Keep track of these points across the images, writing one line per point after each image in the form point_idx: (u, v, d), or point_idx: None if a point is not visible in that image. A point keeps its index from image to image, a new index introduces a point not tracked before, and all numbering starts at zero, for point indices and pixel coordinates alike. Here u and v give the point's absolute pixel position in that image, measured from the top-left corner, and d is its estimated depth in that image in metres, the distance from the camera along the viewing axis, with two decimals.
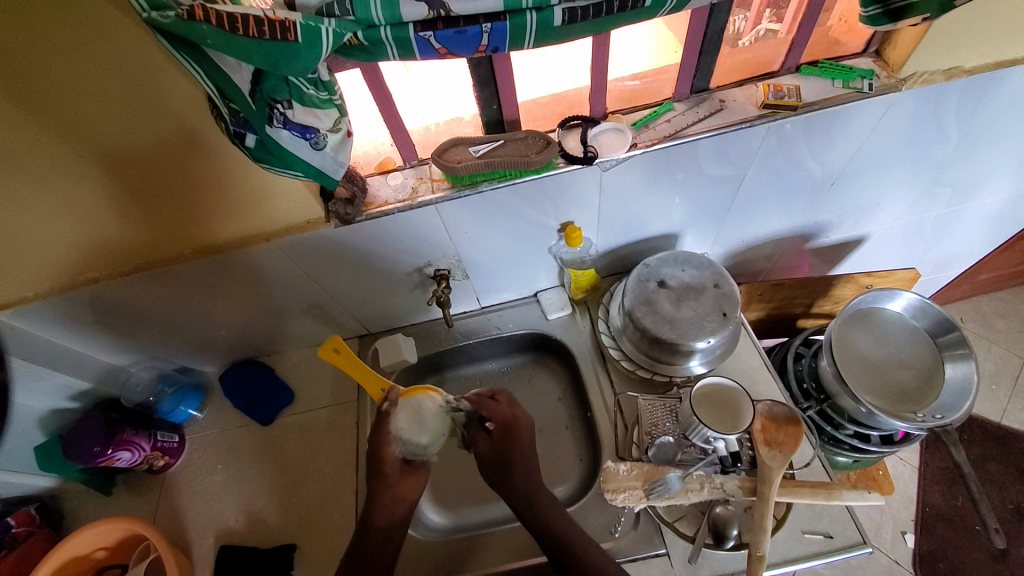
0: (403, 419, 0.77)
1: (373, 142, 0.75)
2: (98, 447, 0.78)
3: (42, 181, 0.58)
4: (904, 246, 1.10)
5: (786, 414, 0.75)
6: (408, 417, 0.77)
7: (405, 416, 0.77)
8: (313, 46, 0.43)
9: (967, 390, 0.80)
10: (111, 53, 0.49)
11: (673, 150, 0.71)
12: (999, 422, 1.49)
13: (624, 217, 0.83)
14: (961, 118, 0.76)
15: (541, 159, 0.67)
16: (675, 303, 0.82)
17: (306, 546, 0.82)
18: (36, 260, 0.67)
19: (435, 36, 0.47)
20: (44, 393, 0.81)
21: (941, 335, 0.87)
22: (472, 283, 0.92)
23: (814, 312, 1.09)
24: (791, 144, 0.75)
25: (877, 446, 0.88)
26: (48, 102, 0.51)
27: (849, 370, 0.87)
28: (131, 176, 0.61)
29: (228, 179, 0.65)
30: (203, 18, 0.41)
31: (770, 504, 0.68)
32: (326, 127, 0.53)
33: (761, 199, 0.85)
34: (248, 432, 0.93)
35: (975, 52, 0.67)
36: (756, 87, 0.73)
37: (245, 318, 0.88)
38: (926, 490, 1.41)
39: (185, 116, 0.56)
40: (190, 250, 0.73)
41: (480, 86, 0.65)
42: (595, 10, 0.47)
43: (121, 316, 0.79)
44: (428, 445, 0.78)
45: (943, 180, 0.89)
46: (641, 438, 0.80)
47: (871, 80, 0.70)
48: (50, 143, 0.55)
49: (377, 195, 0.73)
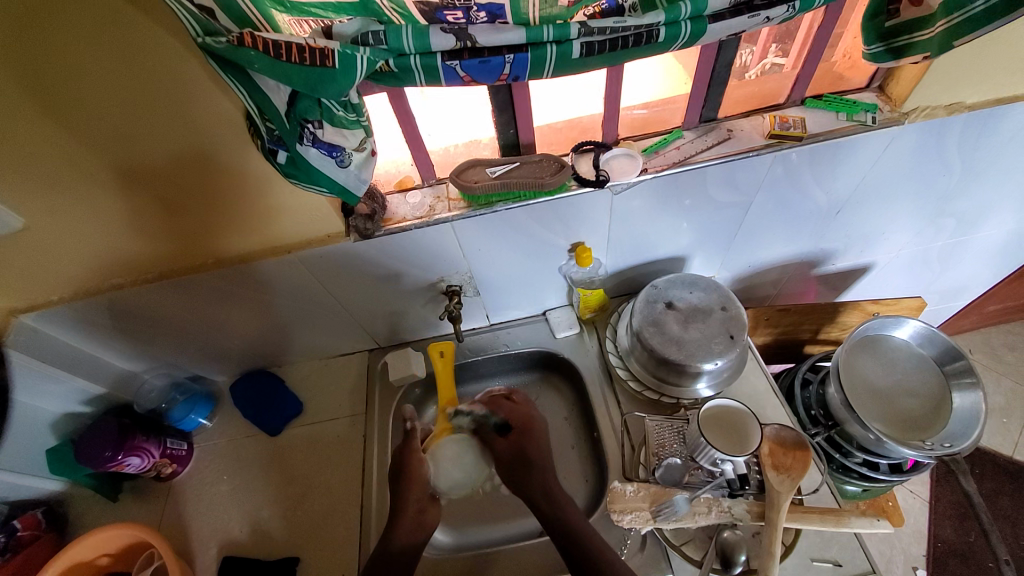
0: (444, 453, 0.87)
1: (393, 162, 0.79)
2: (110, 452, 0.79)
3: (75, 191, 0.61)
4: (911, 275, 1.11)
5: (794, 438, 0.75)
6: (447, 454, 0.87)
7: (447, 453, 0.87)
8: (348, 72, 0.46)
9: (975, 419, 0.80)
10: (142, 71, 0.52)
11: (683, 176, 0.73)
12: (1010, 456, 1.47)
13: (634, 240, 0.85)
14: (964, 151, 0.78)
15: (554, 181, 0.70)
16: (682, 324, 0.83)
17: (308, 559, 0.82)
18: (66, 267, 0.70)
19: (460, 65, 0.50)
20: (60, 396, 0.83)
21: (948, 363, 0.87)
22: (482, 300, 0.94)
23: (821, 339, 1.10)
24: (797, 173, 0.77)
25: (886, 474, 0.88)
26: (87, 118, 0.55)
27: (857, 397, 0.88)
28: (160, 187, 0.64)
29: (252, 192, 0.68)
30: (251, 45, 0.44)
31: (779, 530, 0.69)
32: (352, 147, 0.56)
33: (769, 225, 0.87)
34: (256, 442, 0.94)
35: (975, 89, 0.70)
36: (763, 118, 0.76)
37: (257, 328, 0.90)
38: (937, 524, 1.38)
39: (215, 131, 0.59)
40: (211, 260, 0.76)
41: (499, 112, 0.68)
42: (612, 44, 0.50)
43: (137, 321, 0.81)
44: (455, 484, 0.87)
45: (948, 212, 0.91)
46: (648, 459, 0.81)
47: (874, 114, 0.72)
48: (83, 154, 0.58)
49: (396, 212, 0.76)
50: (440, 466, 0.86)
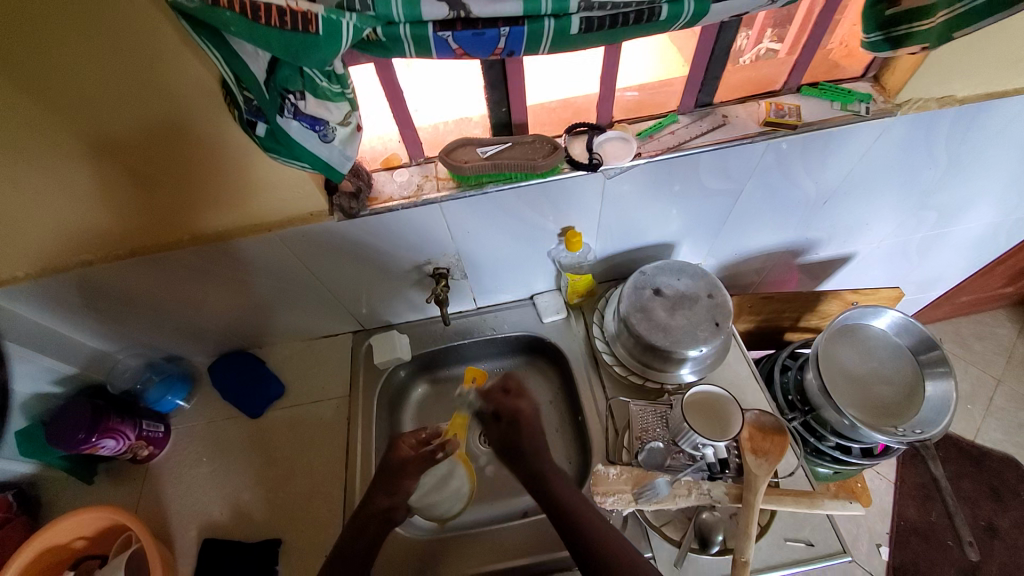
0: (432, 477, 0.86)
1: (379, 137, 0.76)
2: (83, 434, 0.76)
3: (36, 162, 0.57)
4: (890, 266, 1.13)
5: (773, 423, 0.76)
6: (433, 480, 0.86)
7: (432, 479, 0.86)
8: (332, 39, 0.44)
9: (946, 407, 0.82)
10: (108, 33, 0.49)
11: (676, 162, 0.72)
12: (972, 441, 1.54)
13: (624, 226, 0.85)
14: (951, 145, 0.79)
15: (546, 163, 0.68)
16: (669, 311, 0.83)
17: (292, 541, 0.81)
18: (29, 241, 0.66)
19: (453, 37, 0.48)
20: (28, 376, 0.79)
21: (923, 353, 0.89)
22: (470, 283, 0.92)
23: (802, 326, 1.12)
24: (788, 162, 0.76)
25: (858, 458, 0.91)
26: (48, 83, 0.51)
27: (833, 384, 0.90)
28: (130, 158, 0.60)
29: (230, 166, 0.65)
30: (226, 6, 0.41)
31: (755, 511, 0.70)
32: (336, 121, 0.54)
33: (757, 213, 0.87)
34: (236, 424, 0.92)
35: (967, 82, 0.70)
36: (758, 104, 0.75)
37: (236, 308, 0.87)
38: (901, 505, 1.45)
39: (190, 101, 0.56)
40: (187, 237, 0.73)
41: (492, 90, 0.66)
42: (612, 20, 0.48)
43: (110, 299, 0.77)
44: (440, 505, 0.85)
45: (930, 205, 0.93)
46: (630, 442, 0.81)
47: (868, 104, 0.72)
48: (46, 121, 0.54)
49: (382, 191, 0.73)
50: (426, 487, 0.85)
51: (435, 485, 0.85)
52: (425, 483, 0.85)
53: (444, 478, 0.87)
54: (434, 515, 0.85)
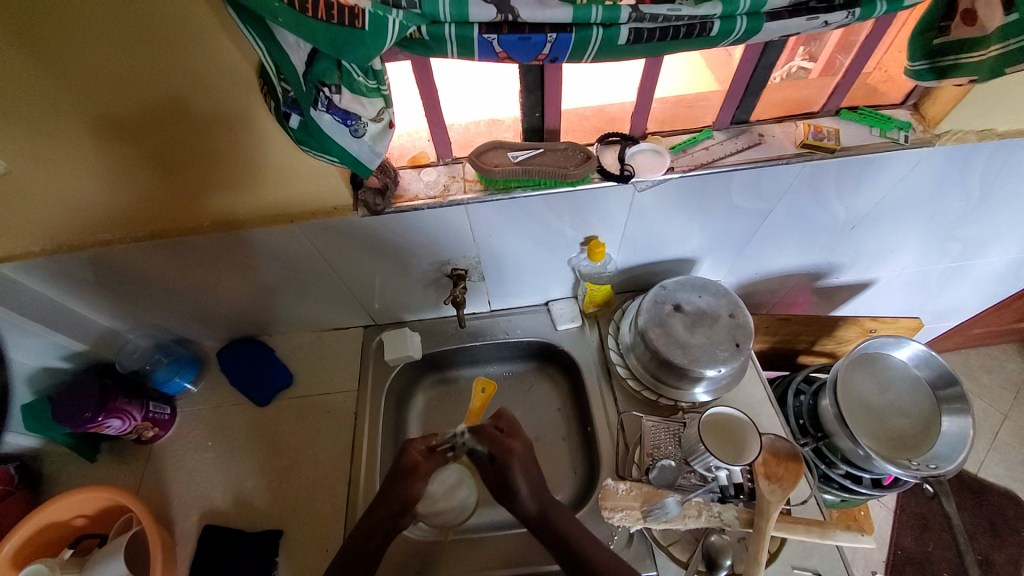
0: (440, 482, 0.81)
1: (408, 133, 0.76)
2: (90, 413, 0.75)
3: (64, 139, 0.57)
4: (907, 295, 1.12)
5: (788, 449, 0.74)
6: (441, 486, 0.81)
7: (439, 486, 0.81)
8: (378, 36, 0.43)
9: (962, 443, 0.81)
10: (145, 14, 0.48)
11: (708, 178, 0.71)
12: (974, 474, 1.53)
13: (647, 238, 0.84)
14: (985, 178, 0.77)
15: (577, 172, 0.67)
16: (688, 328, 0.82)
17: (293, 533, 0.80)
18: (49, 218, 0.66)
19: (498, 39, 0.47)
20: (38, 350, 0.79)
21: (941, 388, 0.87)
22: (487, 285, 0.91)
23: (816, 350, 1.10)
24: (820, 185, 0.75)
25: (867, 488, 0.90)
26: (82, 62, 0.50)
27: (848, 412, 0.89)
28: (159, 141, 0.60)
29: (257, 154, 0.64)
30: None
31: (766, 538, 0.69)
32: (369, 117, 0.53)
33: (783, 235, 0.86)
34: (242, 411, 0.92)
35: (1009, 117, 0.69)
36: (795, 125, 0.73)
37: (250, 294, 0.86)
38: (899, 533, 1.43)
39: (223, 86, 0.55)
40: (208, 222, 0.72)
41: (527, 94, 0.65)
42: (662, 33, 0.48)
43: (126, 278, 0.77)
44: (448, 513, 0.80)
45: (956, 237, 0.91)
46: (641, 458, 0.80)
47: (907, 132, 0.71)
48: (75, 98, 0.53)
49: (408, 189, 0.73)
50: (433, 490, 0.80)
51: (441, 490, 0.81)
52: (433, 489, 0.80)
53: (452, 486, 0.82)
54: (440, 522, 0.80)
